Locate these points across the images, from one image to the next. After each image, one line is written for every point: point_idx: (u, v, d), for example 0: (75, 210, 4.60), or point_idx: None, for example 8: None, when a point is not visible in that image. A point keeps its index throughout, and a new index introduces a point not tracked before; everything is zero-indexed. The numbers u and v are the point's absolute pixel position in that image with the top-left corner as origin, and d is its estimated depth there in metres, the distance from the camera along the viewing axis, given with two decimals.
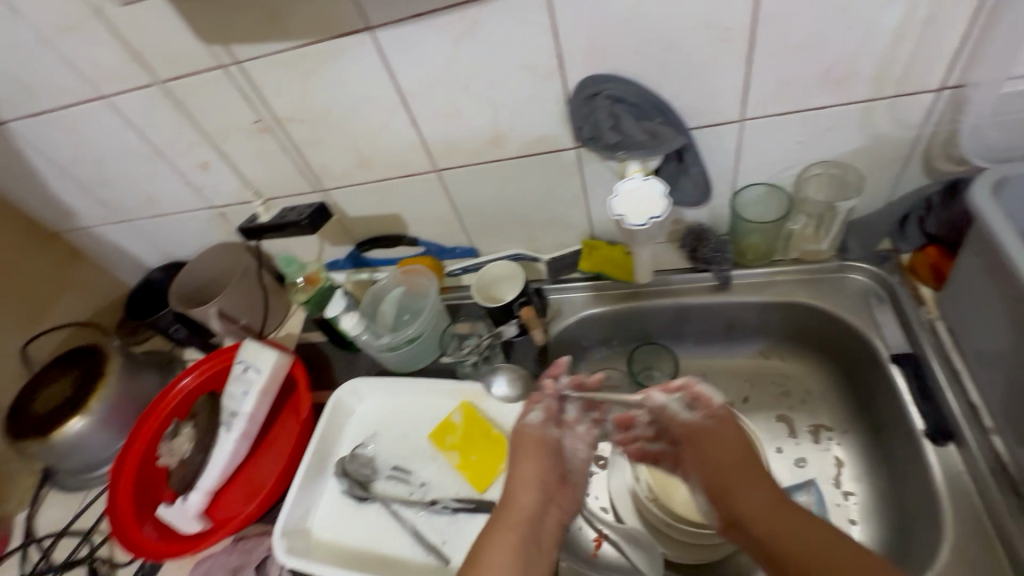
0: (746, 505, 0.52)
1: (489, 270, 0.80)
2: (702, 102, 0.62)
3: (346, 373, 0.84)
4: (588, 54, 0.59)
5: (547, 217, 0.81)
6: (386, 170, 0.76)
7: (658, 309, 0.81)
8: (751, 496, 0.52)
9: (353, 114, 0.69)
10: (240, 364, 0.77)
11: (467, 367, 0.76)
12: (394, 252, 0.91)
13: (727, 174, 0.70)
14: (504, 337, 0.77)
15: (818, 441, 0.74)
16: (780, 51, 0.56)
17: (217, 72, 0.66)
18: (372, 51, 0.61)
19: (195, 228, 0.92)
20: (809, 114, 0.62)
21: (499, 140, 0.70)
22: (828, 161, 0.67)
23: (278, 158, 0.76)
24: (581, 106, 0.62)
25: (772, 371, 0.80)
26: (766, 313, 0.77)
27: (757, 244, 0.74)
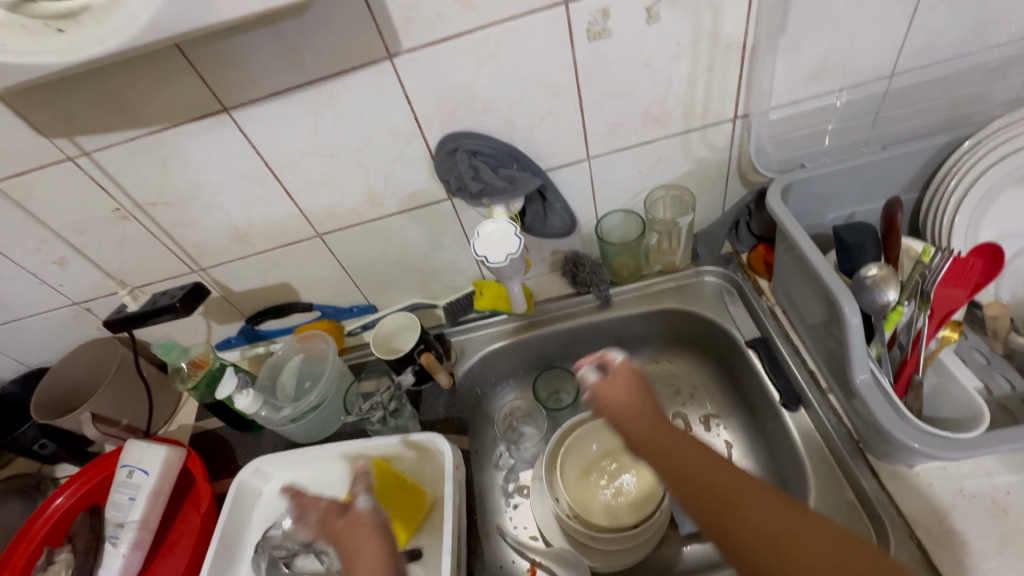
0: (675, 456, 0.50)
1: (384, 325, 0.82)
2: (551, 147, 0.70)
3: (250, 455, 0.80)
4: (442, 116, 0.65)
5: (436, 264, 0.85)
6: (266, 241, 0.76)
7: (553, 334, 0.87)
8: (672, 447, 0.51)
9: (223, 191, 0.69)
10: (123, 468, 0.72)
11: (375, 424, 0.75)
12: (289, 320, 0.90)
13: (588, 205, 0.78)
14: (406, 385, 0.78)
15: (709, 429, 0.81)
16: (605, 100, 0.66)
17: (63, 166, 0.63)
18: (232, 130, 0.63)
19: (56, 329, 0.85)
20: (641, 148, 0.72)
21: (376, 199, 0.73)
22: (667, 185, 0.78)
23: (146, 244, 0.74)
24: (444, 160, 0.67)
25: (662, 373, 0.88)
26: (646, 323, 0.86)
27: (626, 263, 0.83)
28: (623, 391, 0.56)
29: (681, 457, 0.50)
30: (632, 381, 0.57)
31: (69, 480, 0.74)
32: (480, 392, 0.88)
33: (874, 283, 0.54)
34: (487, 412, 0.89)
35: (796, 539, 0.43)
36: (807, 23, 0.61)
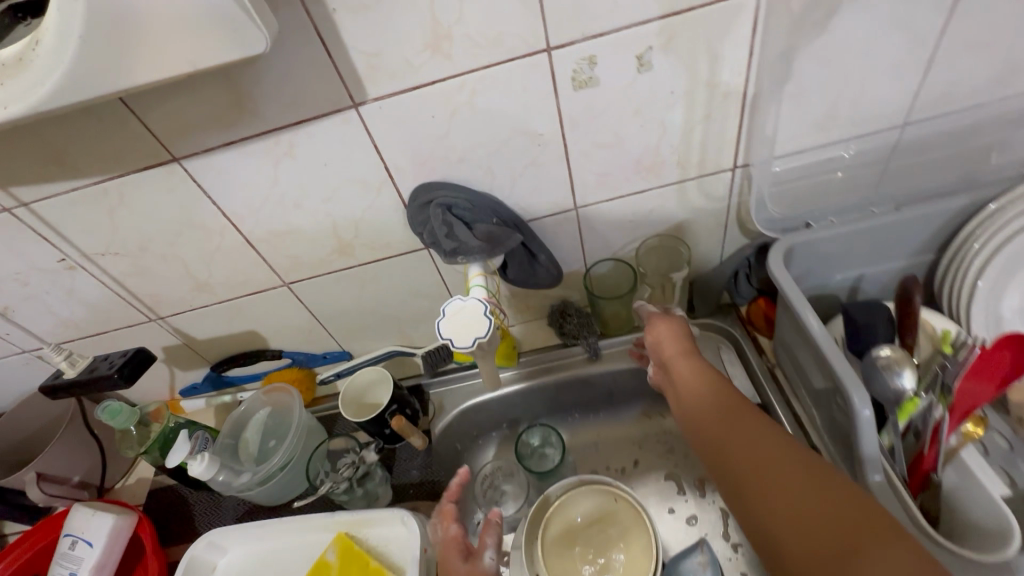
0: (706, 406, 0.54)
1: (357, 377, 0.76)
2: (535, 196, 0.65)
3: (209, 518, 0.74)
4: (415, 166, 0.59)
5: (414, 312, 0.79)
6: (228, 290, 0.71)
7: (539, 387, 0.81)
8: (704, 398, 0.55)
9: (179, 240, 0.64)
10: (67, 538, 0.67)
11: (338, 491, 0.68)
12: (258, 367, 0.84)
13: (576, 254, 0.73)
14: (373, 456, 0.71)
15: (704, 495, 0.76)
16: (593, 149, 0.61)
17: (1, 216, 0.58)
18: (185, 180, 0.58)
19: (6, 377, 0.79)
20: (633, 198, 0.67)
21: (346, 249, 0.68)
22: (661, 234, 0.72)
23: (98, 293, 0.68)
24: (417, 212, 0.61)
25: (655, 429, 0.83)
26: (637, 378, 0.80)
27: (617, 314, 0.78)
28: (675, 345, 0.62)
29: (711, 407, 0.53)
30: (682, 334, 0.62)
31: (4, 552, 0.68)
32: (461, 447, 0.83)
33: (886, 366, 0.51)
34: (467, 469, 0.83)
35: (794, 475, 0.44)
36: (813, 72, 0.56)
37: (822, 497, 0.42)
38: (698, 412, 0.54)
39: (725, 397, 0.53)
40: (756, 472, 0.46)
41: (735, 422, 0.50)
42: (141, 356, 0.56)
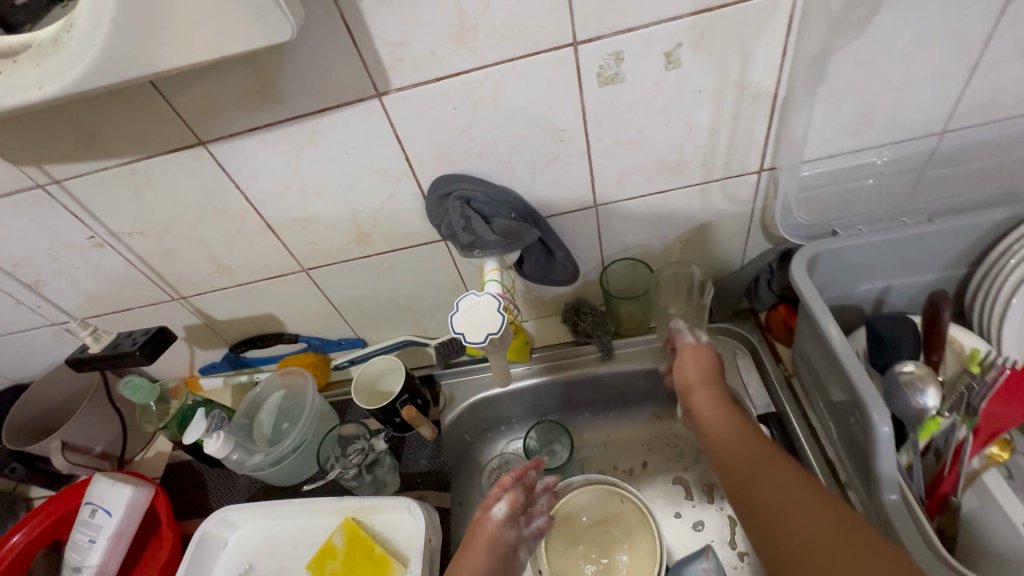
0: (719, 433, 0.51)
1: (369, 366, 0.76)
2: (554, 193, 0.64)
3: (224, 494, 0.76)
4: (435, 158, 0.59)
5: (429, 303, 0.80)
6: (248, 274, 0.72)
7: (551, 383, 0.81)
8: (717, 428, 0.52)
9: (202, 223, 0.65)
10: (88, 505, 0.69)
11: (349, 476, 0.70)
12: (275, 350, 0.86)
13: (593, 252, 0.72)
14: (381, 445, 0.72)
15: (712, 501, 0.75)
16: (616, 147, 0.60)
17: (34, 193, 0.60)
18: (210, 165, 0.58)
19: (36, 347, 0.82)
20: (654, 198, 0.66)
21: (364, 238, 0.68)
22: (681, 236, 0.71)
23: (125, 271, 0.70)
24: (436, 205, 0.61)
25: (665, 432, 0.82)
26: (650, 379, 0.80)
27: (632, 314, 0.77)
28: (693, 368, 0.59)
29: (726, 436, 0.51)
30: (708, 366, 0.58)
31: (29, 515, 0.70)
32: (470, 439, 0.83)
33: (908, 382, 0.50)
34: (475, 462, 0.83)
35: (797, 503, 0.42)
36: (849, 75, 0.54)
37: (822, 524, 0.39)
38: (713, 439, 0.52)
39: (736, 429, 0.51)
40: (758, 502, 0.44)
41: (740, 451, 0.48)
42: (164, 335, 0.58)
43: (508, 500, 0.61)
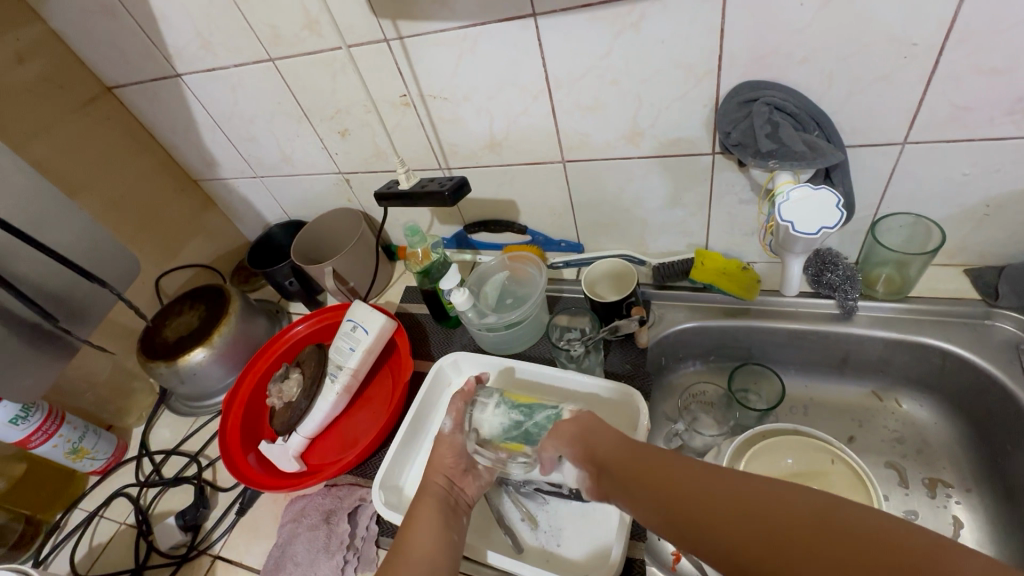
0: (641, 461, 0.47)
1: (596, 267, 0.82)
2: (863, 119, 0.59)
3: (441, 348, 0.87)
4: (751, 60, 0.58)
5: (663, 221, 0.80)
6: (512, 155, 0.78)
7: (769, 330, 0.78)
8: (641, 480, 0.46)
9: (496, 97, 0.71)
10: (350, 321, 0.81)
11: (577, 352, 0.74)
12: (499, 237, 0.94)
13: (873, 198, 0.66)
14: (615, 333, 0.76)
15: (934, 496, 0.69)
16: (971, 73, 0.53)
17: (380, 45, 0.69)
18: (531, 37, 0.63)
19: (318, 191, 0.98)
20: (984, 144, 0.57)
21: (634, 137, 0.70)
22: (995, 199, 0.62)
23: (415, 132, 0.80)
24: (734, 110, 0.61)
25: (884, 412, 0.76)
26: (890, 352, 0.72)
27: (891, 276, 0.70)
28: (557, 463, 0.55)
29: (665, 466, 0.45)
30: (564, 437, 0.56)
31: (311, 314, 0.89)
32: (665, 363, 0.84)
33: None
34: (668, 385, 0.86)
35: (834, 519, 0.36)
36: None
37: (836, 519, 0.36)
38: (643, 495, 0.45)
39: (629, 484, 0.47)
40: (735, 532, 0.39)
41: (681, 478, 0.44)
42: (464, 183, 0.74)
43: (451, 416, 0.65)
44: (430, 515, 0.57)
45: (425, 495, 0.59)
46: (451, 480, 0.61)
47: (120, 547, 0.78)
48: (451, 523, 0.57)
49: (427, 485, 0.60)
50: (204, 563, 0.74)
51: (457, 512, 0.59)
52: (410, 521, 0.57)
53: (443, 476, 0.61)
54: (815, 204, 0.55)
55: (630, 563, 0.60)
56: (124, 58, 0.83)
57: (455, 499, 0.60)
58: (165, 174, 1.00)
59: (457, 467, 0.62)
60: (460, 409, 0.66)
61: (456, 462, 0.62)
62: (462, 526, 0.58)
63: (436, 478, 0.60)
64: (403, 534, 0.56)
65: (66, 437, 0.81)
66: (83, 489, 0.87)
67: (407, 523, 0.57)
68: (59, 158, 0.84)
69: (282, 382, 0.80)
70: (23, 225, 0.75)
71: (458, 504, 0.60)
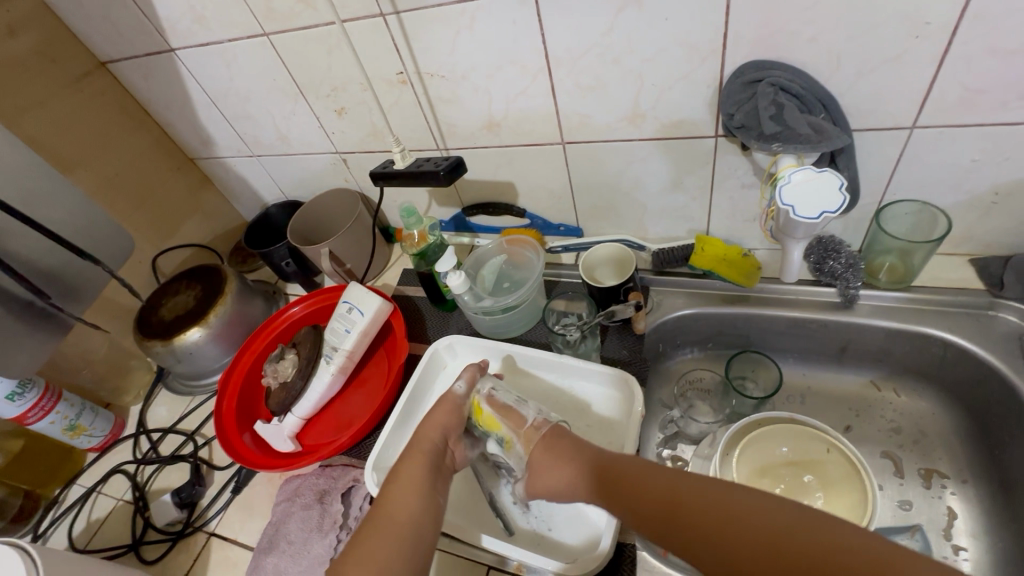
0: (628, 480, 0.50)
1: (595, 252, 0.81)
2: (871, 101, 0.57)
3: (437, 331, 0.86)
4: (757, 38, 0.56)
5: (663, 205, 0.78)
6: (511, 136, 0.77)
7: (768, 317, 0.77)
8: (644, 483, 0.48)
9: (495, 75, 0.69)
10: (345, 303, 0.80)
11: (572, 338, 0.75)
12: (497, 220, 0.92)
13: (879, 184, 0.65)
14: (612, 318, 0.75)
15: (929, 486, 0.68)
16: (986, 55, 0.51)
17: (376, 20, 0.67)
18: (530, 13, 0.61)
19: (316, 171, 0.97)
20: (997, 129, 0.56)
21: (636, 119, 0.68)
22: (1003, 187, 0.60)
23: (412, 111, 0.79)
24: (738, 91, 0.59)
25: (882, 402, 0.75)
26: (890, 341, 0.71)
27: (894, 265, 0.69)
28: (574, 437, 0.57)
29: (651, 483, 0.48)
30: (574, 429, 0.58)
31: (308, 294, 0.89)
32: (662, 349, 0.83)
33: None
34: (665, 371, 0.85)
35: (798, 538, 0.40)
36: None
37: (801, 529, 0.41)
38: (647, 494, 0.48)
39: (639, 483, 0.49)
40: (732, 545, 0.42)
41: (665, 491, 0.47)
42: (461, 164, 0.72)
43: (465, 379, 0.64)
44: (419, 475, 0.55)
45: (421, 451, 0.57)
46: (445, 440, 0.60)
47: (118, 523, 0.79)
48: (437, 487, 0.56)
49: (423, 443, 0.58)
50: (199, 540, 0.74)
51: (447, 473, 0.58)
52: (397, 475, 0.56)
53: (441, 436, 0.60)
54: (820, 187, 0.54)
55: (621, 548, 0.61)
56: (118, 32, 0.82)
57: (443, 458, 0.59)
58: (161, 151, 0.99)
59: (454, 429, 0.61)
60: (472, 373, 0.65)
61: (457, 424, 0.61)
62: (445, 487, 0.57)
63: (431, 435, 0.59)
64: (387, 490, 0.55)
65: (63, 414, 0.81)
66: (81, 466, 0.88)
67: (394, 477, 0.56)
68: (52, 134, 0.83)
69: (277, 362, 0.80)
70: (15, 202, 0.74)
71: (446, 467, 0.59)
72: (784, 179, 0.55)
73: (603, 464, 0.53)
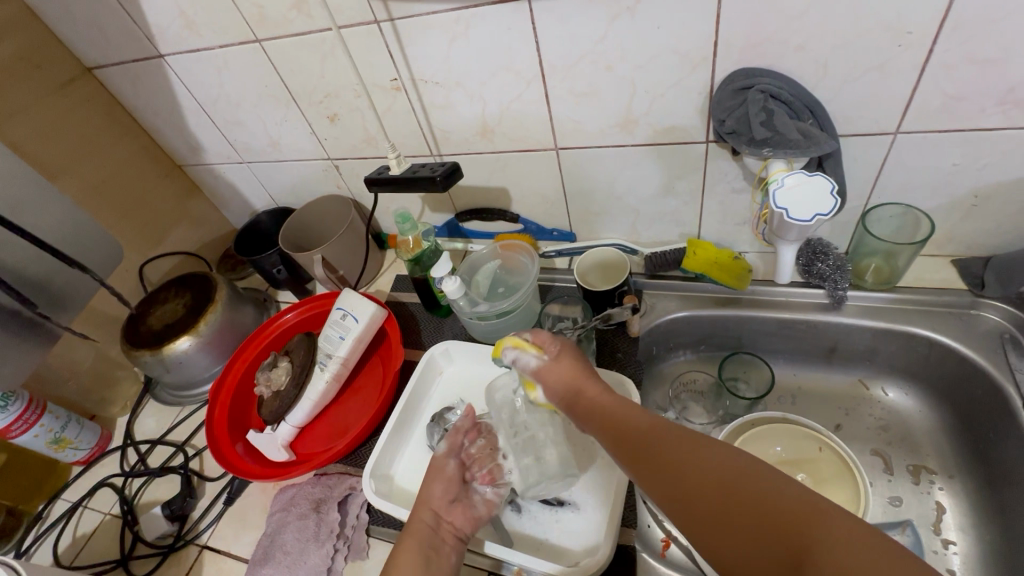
0: (602, 410, 0.50)
1: (589, 256, 0.81)
2: (857, 108, 0.59)
3: (432, 336, 0.86)
4: (747, 46, 0.57)
5: (655, 210, 0.79)
6: (505, 142, 0.77)
7: (758, 319, 0.78)
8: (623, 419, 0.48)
9: (488, 81, 0.70)
10: (339, 310, 0.79)
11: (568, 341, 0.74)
12: (491, 226, 0.93)
13: (864, 189, 0.67)
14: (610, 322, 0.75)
15: (918, 482, 0.70)
16: (964, 63, 0.53)
17: (371, 26, 0.68)
18: (525, 20, 0.62)
19: (307, 178, 0.96)
20: (978, 135, 0.58)
21: (628, 125, 0.69)
22: (981, 191, 0.63)
23: (406, 117, 0.79)
24: (729, 97, 0.60)
25: (870, 400, 0.77)
26: (877, 341, 0.73)
27: (879, 266, 0.71)
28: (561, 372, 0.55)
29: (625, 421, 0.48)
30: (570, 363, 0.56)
31: (302, 301, 0.88)
32: (655, 352, 0.84)
33: None
34: (658, 373, 0.86)
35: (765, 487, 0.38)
36: None
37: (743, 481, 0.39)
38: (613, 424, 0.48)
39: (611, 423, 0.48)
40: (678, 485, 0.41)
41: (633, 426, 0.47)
42: (458, 168, 0.73)
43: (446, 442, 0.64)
44: (411, 555, 0.54)
45: (414, 531, 0.57)
46: (441, 511, 0.58)
47: (105, 538, 0.77)
48: (431, 566, 0.54)
49: (415, 521, 0.57)
50: (191, 553, 0.73)
51: (449, 542, 0.57)
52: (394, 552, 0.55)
53: (432, 508, 0.58)
54: (812, 192, 0.55)
55: (621, 550, 0.61)
56: (105, 37, 0.80)
57: (444, 535, 0.57)
58: (148, 157, 0.98)
59: (450, 493, 0.60)
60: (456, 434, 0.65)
61: (446, 486, 0.60)
62: (444, 563, 0.55)
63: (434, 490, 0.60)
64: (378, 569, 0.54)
65: (47, 427, 0.79)
66: (66, 479, 0.86)
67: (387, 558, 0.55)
68: (37, 140, 0.82)
69: (270, 370, 0.79)
70: (2, 209, 0.73)
71: (446, 543, 0.56)
72: (778, 182, 0.56)
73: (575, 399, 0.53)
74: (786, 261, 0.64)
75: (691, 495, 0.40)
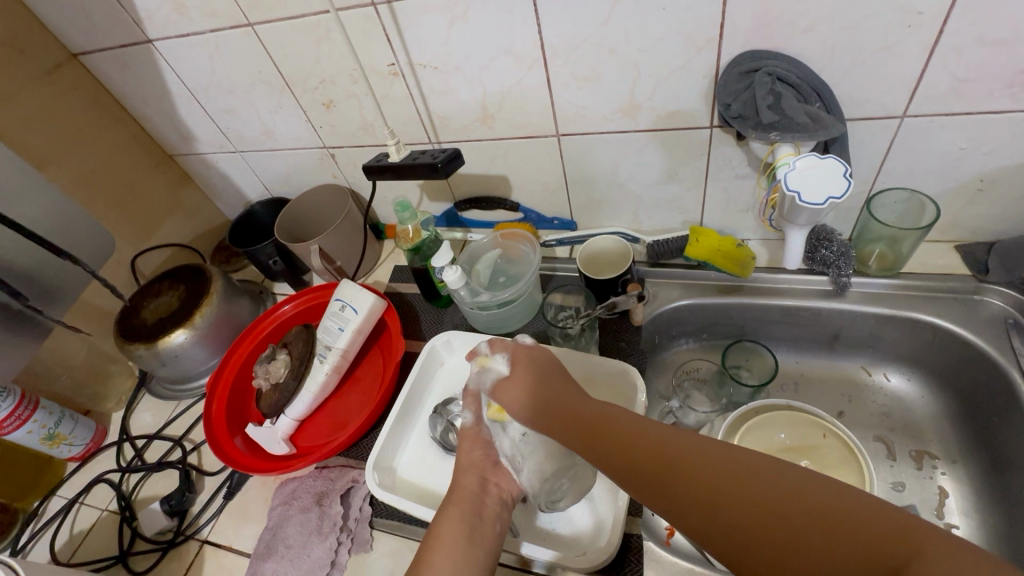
0: (597, 422, 0.46)
1: (591, 244, 0.80)
2: (863, 91, 0.59)
3: (433, 327, 0.85)
4: (754, 28, 0.56)
5: (658, 196, 0.78)
6: (505, 128, 0.76)
7: (761, 306, 0.78)
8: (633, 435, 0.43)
9: (488, 66, 0.68)
10: (337, 301, 0.78)
11: (572, 331, 0.74)
12: (491, 215, 0.92)
13: (869, 174, 0.66)
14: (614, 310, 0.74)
15: (920, 467, 0.70)
16: (975, 44, 0.52)
17: (368, 9, 0.66)
18: (526, 3, 0.60)
19: (302, 167, 0.94)
20: (987, 118, 0.57)
21: (632, 110, 0.68)
22: (987, 176, 0.62)
23: (404, 103, 0.77)
24: (735, 80, 0.59)
25: (872, 386, 0.77)
26: (881, 327, 0.73)
27: (883, 252, 0.71)
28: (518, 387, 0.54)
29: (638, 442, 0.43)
30: (537, 370, 0.55)
31: (299, 292, 0.87)
32: (658, 341, 0.84)
33: None
34: (662, 361, 0.86)
35: (820, 495, 0.35)
36: None
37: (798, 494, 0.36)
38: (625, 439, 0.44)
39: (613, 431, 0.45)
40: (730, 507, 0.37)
41: (649, 446, 0.42)
42: (458, 155, 0.72)
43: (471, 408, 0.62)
44: (456, 524, 0.52)
45: (456, 500, 0.55)
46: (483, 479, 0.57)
47: (103, 534, 0.76)
48: (476, 536, 0.52)
49: (456, 492, 0.56)
50: (191, 548, 0.72)
51: (492, 514, 0.55)
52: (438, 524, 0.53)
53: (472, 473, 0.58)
54: (821, 175, 0.55)
55: (627, 539, 0.61)
56: (92, 22, 0.78)
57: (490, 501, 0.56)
58: (137, 146, 0.95)
59: (487, 462, 0.59)
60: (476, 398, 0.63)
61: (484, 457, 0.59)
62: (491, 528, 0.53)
63: (466, 481, 0.57)
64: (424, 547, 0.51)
65: (41, 423, 0.77)
66: (61, 476, 0.84)
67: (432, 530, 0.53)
68: (23, 128, 0.79)
69: (269, 363, 0.78)
70: None
71: (492, 506, 0.56)
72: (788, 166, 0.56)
73: (545, 415, 0.50)
74: (793, 247, 0.64)
75: (744, 520, 0.36)
